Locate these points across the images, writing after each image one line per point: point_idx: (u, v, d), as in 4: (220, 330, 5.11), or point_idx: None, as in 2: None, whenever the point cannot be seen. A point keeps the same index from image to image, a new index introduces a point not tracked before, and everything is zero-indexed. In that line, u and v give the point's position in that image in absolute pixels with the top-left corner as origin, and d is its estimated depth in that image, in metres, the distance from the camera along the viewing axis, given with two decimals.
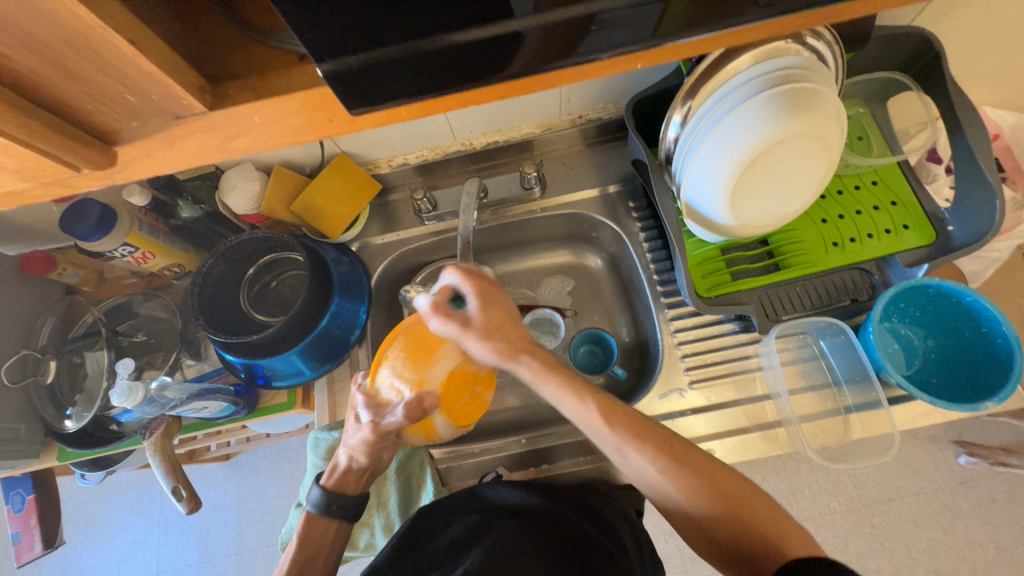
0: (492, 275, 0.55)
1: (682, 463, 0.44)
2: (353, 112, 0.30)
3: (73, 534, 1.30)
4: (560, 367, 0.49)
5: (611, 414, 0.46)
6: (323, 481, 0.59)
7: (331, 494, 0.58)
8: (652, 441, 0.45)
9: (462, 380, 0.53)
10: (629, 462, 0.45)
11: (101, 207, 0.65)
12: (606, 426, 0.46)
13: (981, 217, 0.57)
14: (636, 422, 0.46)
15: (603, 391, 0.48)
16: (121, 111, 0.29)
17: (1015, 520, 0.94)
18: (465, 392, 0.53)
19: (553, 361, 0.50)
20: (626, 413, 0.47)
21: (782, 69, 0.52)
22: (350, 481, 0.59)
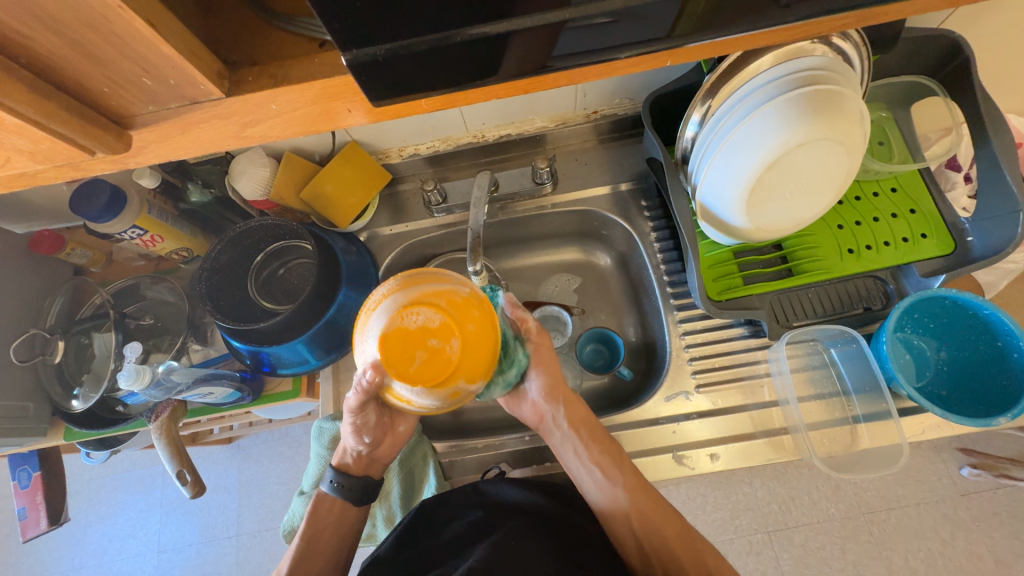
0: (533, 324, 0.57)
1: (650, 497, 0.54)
2: (375, 103, 0.29)
3: (76, 510, 1.32)
4: (599, 443, 0.56)
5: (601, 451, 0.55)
6: (336, 462, 0.60)
7: (338, 474, 0.58)
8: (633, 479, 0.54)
9: (406, 336, 0.43)
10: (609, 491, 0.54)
11: (110, 188, 0.64)
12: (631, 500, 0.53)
13: (1003, 229, 0.56)
14: (630, 469, 0.55)
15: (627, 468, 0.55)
16: (138, 95, 0.28)
17: (1016, 534, 0.94)
18: (416, 346, 0.43)
19: (594, 440, 0.56)
20: (612, 449, 0.56)
21: (805, 70, 0.51)
22: (357, 463, 0.59)
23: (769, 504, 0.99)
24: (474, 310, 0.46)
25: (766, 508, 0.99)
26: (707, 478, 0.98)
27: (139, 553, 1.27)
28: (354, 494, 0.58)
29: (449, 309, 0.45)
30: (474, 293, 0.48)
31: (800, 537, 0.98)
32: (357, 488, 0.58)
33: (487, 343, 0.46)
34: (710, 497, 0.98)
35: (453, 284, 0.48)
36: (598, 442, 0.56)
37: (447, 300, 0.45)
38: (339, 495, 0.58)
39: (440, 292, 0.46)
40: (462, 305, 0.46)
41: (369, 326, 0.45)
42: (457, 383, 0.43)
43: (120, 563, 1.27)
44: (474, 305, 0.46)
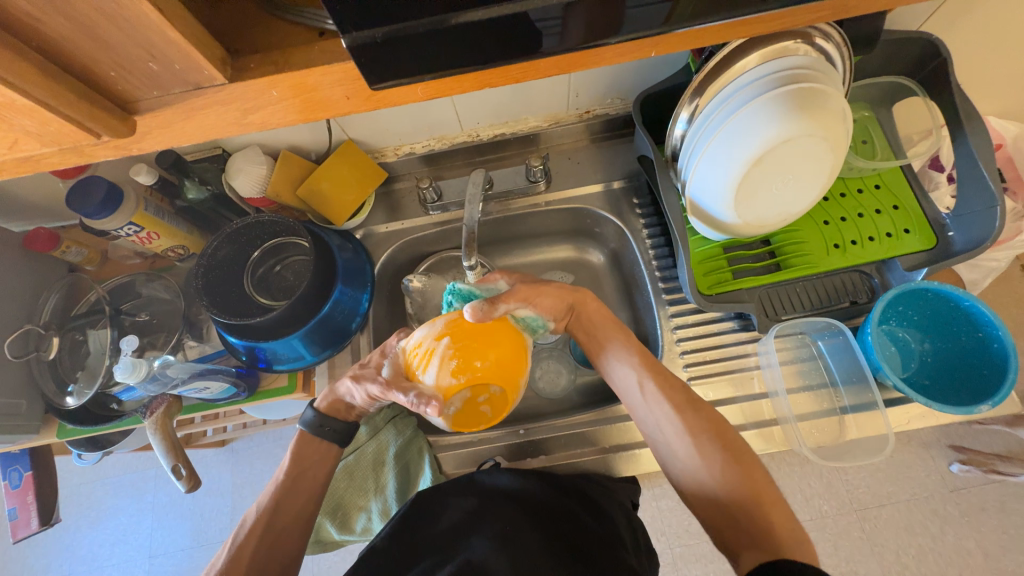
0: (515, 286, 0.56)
1: (735, 454, 0.51)
2: (372, 87, 0.31)
3: (67, 514, 1.31)
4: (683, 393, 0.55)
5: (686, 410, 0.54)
6: (319, 403, 0.61)
7: (322, 416, 0.59)
8: (722, 439, 0.52)
9: (465, 413, 0.45)
10: (689, 449, 0.52)
11: (107, 185, 0.65)
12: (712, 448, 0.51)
13: (981, 224, 0.58)
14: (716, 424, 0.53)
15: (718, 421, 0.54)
16: (143, 81, 0.29)
17: (1004, 528, 0.95)
18: (477, 407, 0.45)
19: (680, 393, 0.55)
20: (697, 406, 0.54)
21: (789, 69, 0.53)
22: (342, 407, 0.60)
23: None
24: (477, 343, 0.44)
25: None
26: None
27: (130, 558, 1.26)
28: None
29: (457, 368, 0.43)
30: (457, 329, 0.45)
31: None
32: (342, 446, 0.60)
33: (506, 353, 0.45)
34: None
35: (434, 338, 0.44)
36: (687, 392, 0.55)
37: (452, 364, 0.43)
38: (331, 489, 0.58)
39: (440, 367, 0.43)
40: (459, 348, 0.43)
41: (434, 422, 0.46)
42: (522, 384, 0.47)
43: (112, 568, 1.26)
44: (471, 346, 0.44)
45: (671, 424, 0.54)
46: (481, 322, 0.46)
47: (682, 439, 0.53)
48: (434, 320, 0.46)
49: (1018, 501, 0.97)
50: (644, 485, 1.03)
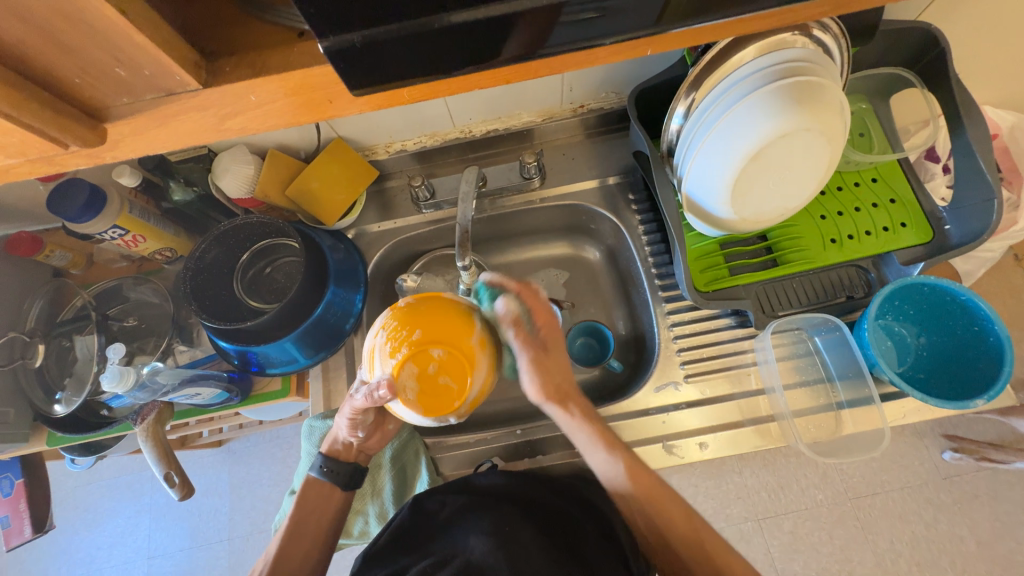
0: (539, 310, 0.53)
1: (648, 481, 0.52)
2: (354, 92, 0.30)
3: (64, 518, 1.30)
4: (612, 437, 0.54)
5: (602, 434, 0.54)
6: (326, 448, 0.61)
7: (327, 459, 0.59)
8: (637, 467, 0.52)
9: (426, 392, 0.45)
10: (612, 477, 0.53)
11: (89, 187, 0.63)
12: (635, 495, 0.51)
13: (978, 217, 0.57)
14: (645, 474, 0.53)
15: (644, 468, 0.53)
16: (112, 86, 0.28)
17: (995, 515, 0.97)
18: (435, 378, 0.45)
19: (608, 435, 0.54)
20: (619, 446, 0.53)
21: (786, 62, 0.51)
22: (344, 448, 0.61)
23: (759, 492, 1.00)
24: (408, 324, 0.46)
25: (756, 496, 1.00)
26: (699, 468, 0.99)
27: (129, 560, 1.25)
28: (344, 473, 0.58)
29: (394, 347, 0.46)
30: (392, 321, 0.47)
31: (789, 524, 1.00)
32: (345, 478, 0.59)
33: (437, 319, 0.47)
34: (701, 488, 0.99)
35: (377, 334, 0.48)
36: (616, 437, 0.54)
37: (393, 350, 0.45)
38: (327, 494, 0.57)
39: (383, 357, 0.46)
40: (392, 329, 0.47)
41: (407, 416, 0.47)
42: (470, 340, 0.47)
43: (110, 570, 1.25)
44: (403, 324, 0.47)
45: (598, 453, 0.54)
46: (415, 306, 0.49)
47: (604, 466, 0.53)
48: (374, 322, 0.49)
49: (1010, 488, 0.98)
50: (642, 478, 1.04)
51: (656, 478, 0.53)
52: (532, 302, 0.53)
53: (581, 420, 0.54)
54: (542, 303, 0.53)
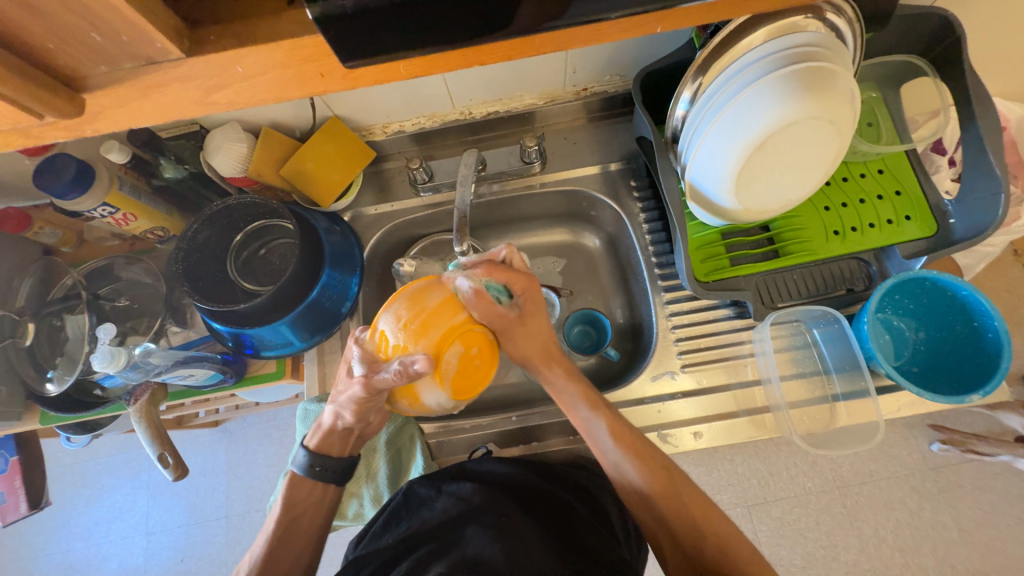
0: (523, 265, 0.57)
1: (633, 440, 0.52)
2: (346, 65, 0.28)
3: (61, 494, 1.31)
4: (577, 374, 0.57)
5: (584, 391, 0.55)
6: (310, 444, 0.58)
7: (315, 456, 0.57)
8: (618, 426, 0.53)
9: (462, 374, 0.46)
10: (594, 431, 0.54)
11: (77, 163, 0.61)
12: (610, 440, 0.52)
13: (984, 211, 0.56)
14: (620, 421, 0.53)
15: (610, 408, 0.55)
16: (90, 54, 0.27)
17: (979, 505, 0.98)
18: (470, 360, 0.47)
19: (572, 371, 0.57)
20: (596, 390, 0.55)
21: (797, 46, 0.50)
22: (335, 444, 0.58)
23: (749, 479, 1.01)
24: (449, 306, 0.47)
25: (746, 483, 1.02)
26: (690, 455, 1.00)
27: (127, 536, 1.27)
28: (333, 473, 0.57)
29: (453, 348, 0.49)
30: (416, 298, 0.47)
31: (777, 511, 1.01)
32: (336, 470, 0.58)
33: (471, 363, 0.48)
34: (692, 474, 1.01)
35: (402, 318, 0.46)
36: (577, 368, 0.58)
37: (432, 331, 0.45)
38: (317, 477, 0.57)
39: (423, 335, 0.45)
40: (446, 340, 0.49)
41: (433, 399, 0.46)
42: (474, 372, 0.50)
43: (108, 545, 1.27)
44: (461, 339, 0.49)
45: (580, 407, 0.55)
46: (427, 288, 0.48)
47: (589, 421, 0.54)
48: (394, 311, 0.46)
49: (995, 479, 0.99)
50: None
51: (636, 434, 0.53)
52: (504, 275, 0.53)
53: (563, 378, 0.56)
54: (529, 269, 0.57)
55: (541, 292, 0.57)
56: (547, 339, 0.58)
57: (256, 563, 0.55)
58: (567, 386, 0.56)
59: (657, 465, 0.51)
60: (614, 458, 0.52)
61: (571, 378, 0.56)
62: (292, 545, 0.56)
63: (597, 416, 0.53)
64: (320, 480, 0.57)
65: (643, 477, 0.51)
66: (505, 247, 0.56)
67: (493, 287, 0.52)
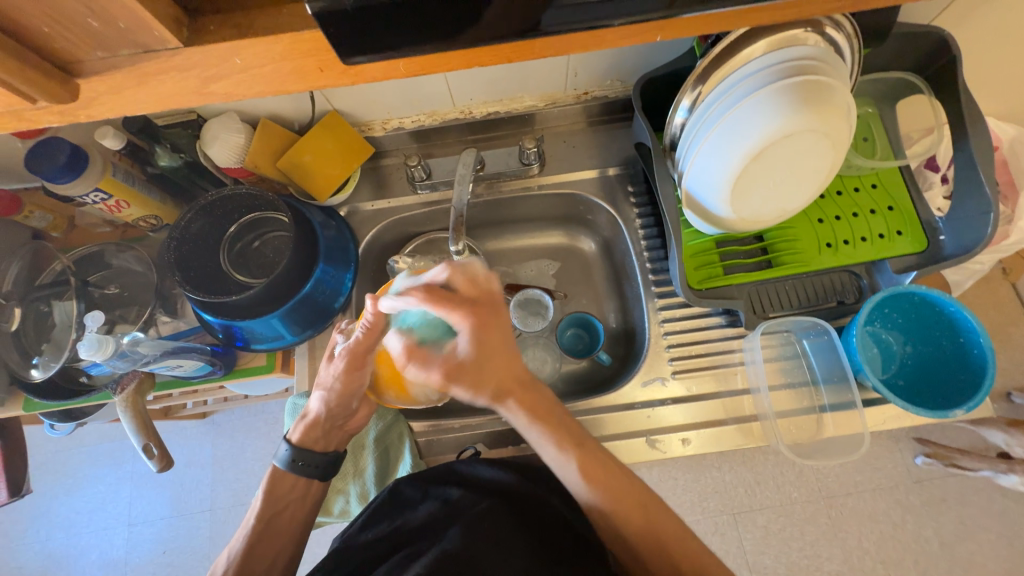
0: (477, 284, 0.48)
1: (605, 475, 0.50)
2: (345, 60, 0.28)
3: (42, 482, 1.29)
4: (545, 410, 0.51)
5: (553, 432, 0.51)
6: (293, 438, 0.58)
7: (297, 450, 0.57)
8: (589, 463, 0.50)
9: None
10: (564, 473, 0.51)
11: (70, 148, 0.60)
12: (581, 478, 0.50)
13: (973, 229, 0.57)
14: (595, 458, 0.51)
15: (586, 443, 0.52)
16: (86, 39, 0.27)
17: (959, 518, 1.00)
18: None
19: (545, 404, 0.52)
20: (570, 428, 0.52)
21: (796, 59, 0.50)
22: (317, 439, 0.58)
23: (736, 487, 1.02)
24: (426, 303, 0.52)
25: (733, 491, 1.02)
26: (679, 461, 1.01)
27: (109, 527, 1.25)
28: (317, 470, 0.57)
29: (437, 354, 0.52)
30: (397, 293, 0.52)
31: (762, 519, 1.02)
32: (317, 466, 0.57)
33: None
34: (680, 480, 1.01)
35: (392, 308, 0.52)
36: (548, 401, 0.52)
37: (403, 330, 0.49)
38: (298, 473, 0.57)
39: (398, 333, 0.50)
40: None
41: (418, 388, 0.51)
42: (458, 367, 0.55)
43: (89, 536, 1.25)
44: None
45: (548, 447, 0.51)
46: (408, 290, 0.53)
47: (558, 463, 0.51)
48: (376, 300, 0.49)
49: (976, 493, 1.00)
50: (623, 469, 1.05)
51: (611, 468, 0.51)
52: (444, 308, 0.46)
53: (526, 414, 0.50)
54: (483, 285, 0.48)
55: (497, 313, 0.48)
56: (510, 370, 0.50)
57: (234, 560, 0.54)
58: (533, 429, 0.51)
59: (631, 497, 0.50)
60: (585, 496, 0.50)
61: (542, 419, 0.51)
62: (272, 542, 0.56)
63: (567, 459, 0.50)
64: (305, 476, 0.57)
65: (620, 502, 0.50)
66: (445, 266, 0.48)
67: (427, 335, 0.47)
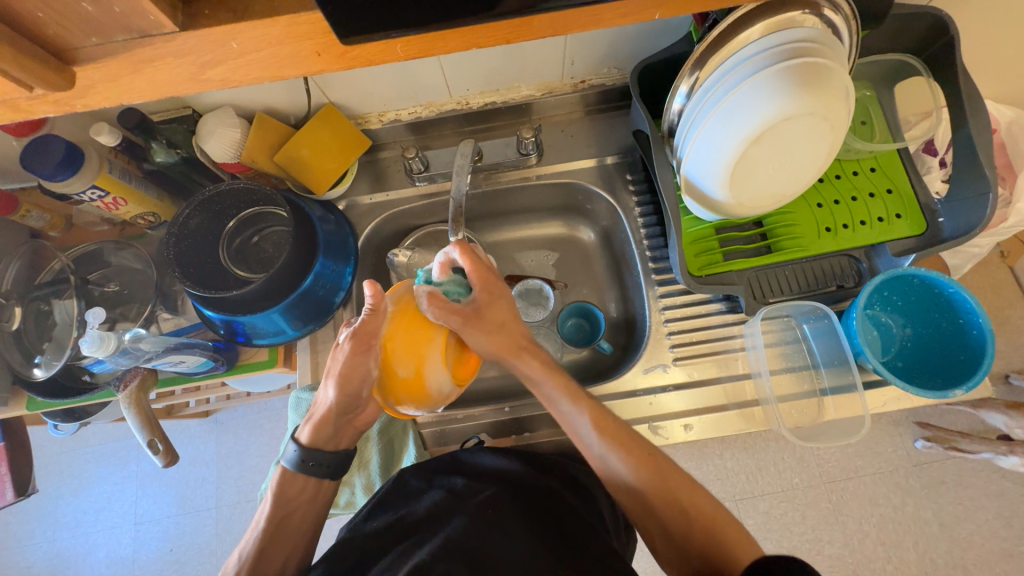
0: (491, 262, 0.58)
1: (621, 436, 0.52)
2: (345, 41, 0.29)
3: (48, 482, 1.30)
4: (553, 365, 0.56)
5: (568, 388, 0.54)
6: (302, 438, 0.57)
7: (307, 451, 0.56)
8: (602, 416, 0.53)
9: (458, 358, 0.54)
10: (580, 430, 0.53)
11: (66, 145, 0.60)
12: (596, 433, 0.52)
13: (972, 210, 0.57)
14: (607, 422, 0.53)
15: (597, 401, 0.54)
16: (81, 25, 0.27)
17: (959, 500, 1.01)
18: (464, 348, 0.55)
19: (548, 361, 0.57)
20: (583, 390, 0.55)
21: (794, 41, 0.50)
22: (325, 440, 0.57)
23: (738, 474, 1.03)
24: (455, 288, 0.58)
25: (734, 478, 1.03)
26: (680, 449, 1.01)
27: (116, 525, 1.26)
28: (327, 468, 0.57)
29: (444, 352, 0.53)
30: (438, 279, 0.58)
31: (765, 505, 1.03)
32: (328, 465, 0.57)
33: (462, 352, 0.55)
34: (682, 468, 1.02)
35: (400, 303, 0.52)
36: (553, 360, 0.57)
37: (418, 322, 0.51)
38: (308, 473, 0.57)
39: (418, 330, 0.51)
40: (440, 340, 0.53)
41: (436, 380, 0.51)
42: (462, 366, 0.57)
43: (96, 535, 1.26)
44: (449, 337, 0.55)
45: (562, 404, 0.54)
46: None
47: (573, 418, 0.53)
48: (376, 286, 0.49)
49: (975, 475, 1.01)
50: None
51: (623, 427, 0.53)
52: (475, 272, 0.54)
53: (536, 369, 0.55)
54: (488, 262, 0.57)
55: (502, 284, 0.57)
56: (517, 329, 0.57)
57: (246, 561, 0.55)
58: (547, 381, 0.55)
59: (646, 458, 0.51)
60: (602, 455, 0.52)
61: (558, 382, 0.55)
62: (277, 534, 0.56)
63: (580, 411, 0.53)
64: (315, 476, 0.57)
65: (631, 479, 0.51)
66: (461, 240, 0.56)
67: (452, 289, 0.54)
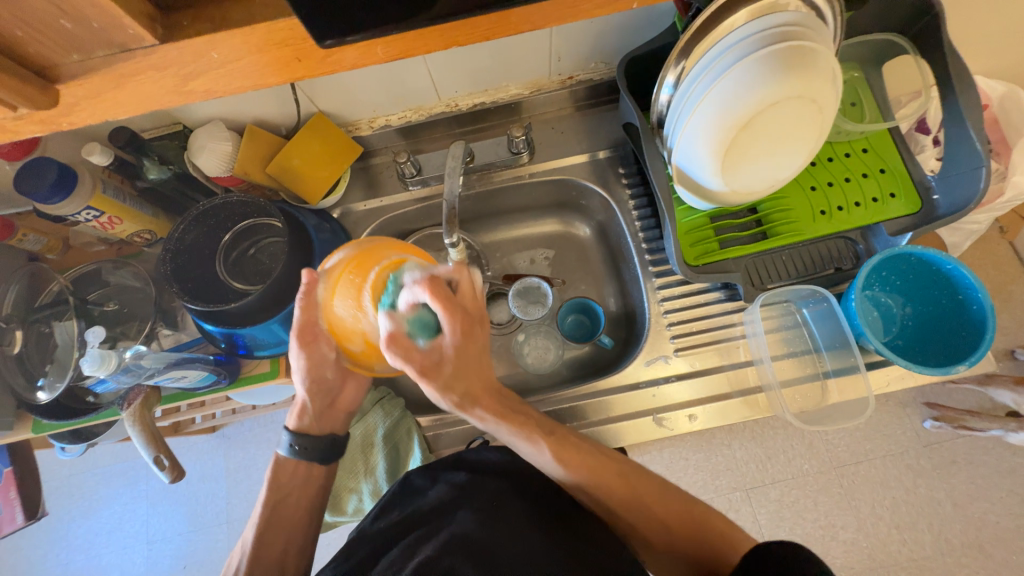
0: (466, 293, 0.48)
1: (584, 459, 0.52)
2: (322, 44, 0.30)
3: (58, 505, 1.30)
4: (512, 410, 0.53)
5: (530, 429, 0.52)
6: (293, 424, 0.59)
7: (296, 436, 0.58)
8: (563, 447, 0.52)
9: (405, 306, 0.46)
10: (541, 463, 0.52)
11: (58, 166, 0.60)
12: (558, 462, 0.51)
13: (966, 185, 0.57)
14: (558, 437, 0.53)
15: (554, 432, 0.54)
16: (62, 41, 0.28)
17: (972, 479, 1.00)
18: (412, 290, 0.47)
19: (508, 403, 0.54)
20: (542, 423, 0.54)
21: (778, 26, 0.50)
22: (316, 422, 0.59)
23: (747, 463, 1.02)
24: (368, 262, 0.47)
25: (744, 467, 1.03)
26: (688, 442, 1.01)
27: (128, 545, 1.26)
28: (319, 452, 0.58)
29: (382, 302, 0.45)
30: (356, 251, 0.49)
31: (776, 493, 1.02)
32: (319, 448, 0.58)
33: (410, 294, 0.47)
34: (691, 459, 1.02)
35: (335, 272, 0.48)
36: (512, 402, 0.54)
37: (346, 286, 0.46)
38: (302, 458, 0.58)
39: (342, 289, 0.46)
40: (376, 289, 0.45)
41: (387, 341, 0.46)
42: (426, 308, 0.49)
43: (109, 555, 1.26)
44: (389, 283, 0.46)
45: (521, 443, 0.53)
46: (372, 250, 0.49)
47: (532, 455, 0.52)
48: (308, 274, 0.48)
49: (986, 453, 1.01)
50: (634, 453, 1.05)
51: (585, 449, 0.53)
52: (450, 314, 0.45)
53: (497, 420, 0.51)
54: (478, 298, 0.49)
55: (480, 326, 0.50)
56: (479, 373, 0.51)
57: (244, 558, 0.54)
58: (505, 425, 0.52)
59: (614, 471, 0.53)
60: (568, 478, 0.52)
61: (515, 426, 0.52)
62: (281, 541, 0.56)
63: (541, 448, 0.52)
64: (308, 460, 0.58)
65: (602, 487, 0.52)
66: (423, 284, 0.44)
67: (417, 326, 0.45)
